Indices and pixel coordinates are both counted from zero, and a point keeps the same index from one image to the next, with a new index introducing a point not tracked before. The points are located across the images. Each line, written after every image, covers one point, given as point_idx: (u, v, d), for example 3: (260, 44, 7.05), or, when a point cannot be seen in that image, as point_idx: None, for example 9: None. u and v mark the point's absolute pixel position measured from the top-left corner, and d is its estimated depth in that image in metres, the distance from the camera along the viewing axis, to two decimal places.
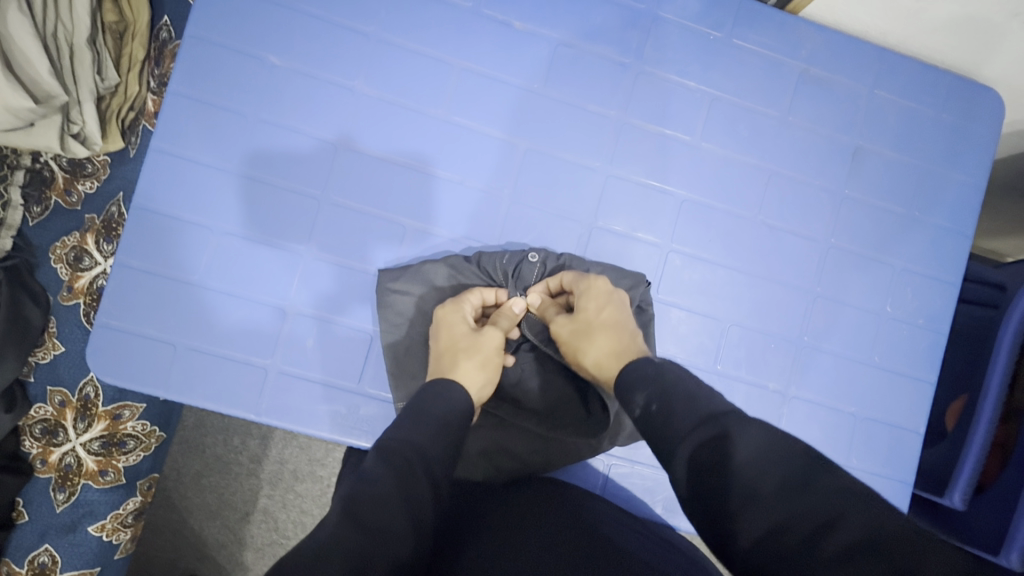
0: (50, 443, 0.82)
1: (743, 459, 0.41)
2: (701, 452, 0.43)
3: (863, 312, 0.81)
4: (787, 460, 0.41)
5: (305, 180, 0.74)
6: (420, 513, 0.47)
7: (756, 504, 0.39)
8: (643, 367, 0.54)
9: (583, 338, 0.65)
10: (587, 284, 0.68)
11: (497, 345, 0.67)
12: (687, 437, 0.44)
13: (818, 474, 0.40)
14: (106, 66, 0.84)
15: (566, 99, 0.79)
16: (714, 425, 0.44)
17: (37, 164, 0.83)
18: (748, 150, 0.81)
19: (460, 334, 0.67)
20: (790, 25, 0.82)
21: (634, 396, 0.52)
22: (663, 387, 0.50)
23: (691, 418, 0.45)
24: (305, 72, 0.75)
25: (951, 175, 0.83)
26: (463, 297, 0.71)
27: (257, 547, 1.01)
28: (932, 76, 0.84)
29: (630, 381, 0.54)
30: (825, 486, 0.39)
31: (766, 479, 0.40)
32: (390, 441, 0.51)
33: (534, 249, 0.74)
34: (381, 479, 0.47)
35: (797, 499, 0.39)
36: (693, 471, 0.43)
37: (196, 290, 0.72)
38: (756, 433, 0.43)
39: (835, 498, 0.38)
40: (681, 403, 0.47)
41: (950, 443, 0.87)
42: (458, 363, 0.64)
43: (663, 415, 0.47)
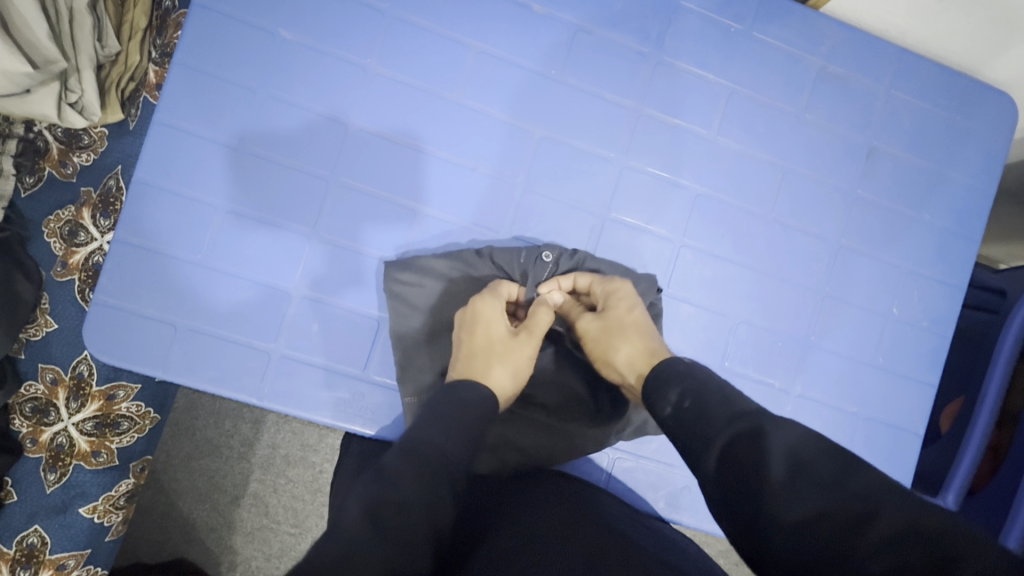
0: (40, 422, 0.79)
1: (781, 453, 0.43)
2: (737, 446, 0.45)
3: (869, 312, 0.81)
4: (823, 455, 0.43)
5: (315, 159, 0.72)
6: (440, 517, 0.47)
7: (795, 490, 0.41)
8: (673, 366, 0.56)
9: (615, 335, 0.65)
10: (615, 287, 0.69)
11: (530, 354, 0.66)
12: (723, 431, 0.46)
13: (854, 467, 0.42)
14: (107, 34, 0.81)
15: (583, 88, 0.77)
16: (750, 420, 0.46)
17: (30, 134, 0.81)
18: (764, 146, 0.80)
19: (497, 335, 0.66)
20: (811, 20, 0.81)
21: (667, 393, 0.54)
22: (696, 385, 0.52)
23: (726, 415, 0.47)
24: (317, 48, 0.73)
25: (962, 179, 0.84)
26: (498, 289, 0.70)
27: (247, 531, 1.00)
28: (949, 79, 0.84)
29: (661, 374, 0.56)
30: (861, 480, 0.41)
31: (805, 467, 0.42)
32: (415, 444, 0.50)
33: (547, 247, 0.74)
34: (403, 483, 0.46)
35: (835, 490, 0.41)
36: (726, 464, 0.45)
37: (198, 269, 0.70)
38: (790, 428, 0.45)
39: (873, 490, 0.40)
40: (716, 401, 0.49)
41: (945, 444, 0.88)
42: (494, 368, 0.63)
43: (697, 411, 0.49)
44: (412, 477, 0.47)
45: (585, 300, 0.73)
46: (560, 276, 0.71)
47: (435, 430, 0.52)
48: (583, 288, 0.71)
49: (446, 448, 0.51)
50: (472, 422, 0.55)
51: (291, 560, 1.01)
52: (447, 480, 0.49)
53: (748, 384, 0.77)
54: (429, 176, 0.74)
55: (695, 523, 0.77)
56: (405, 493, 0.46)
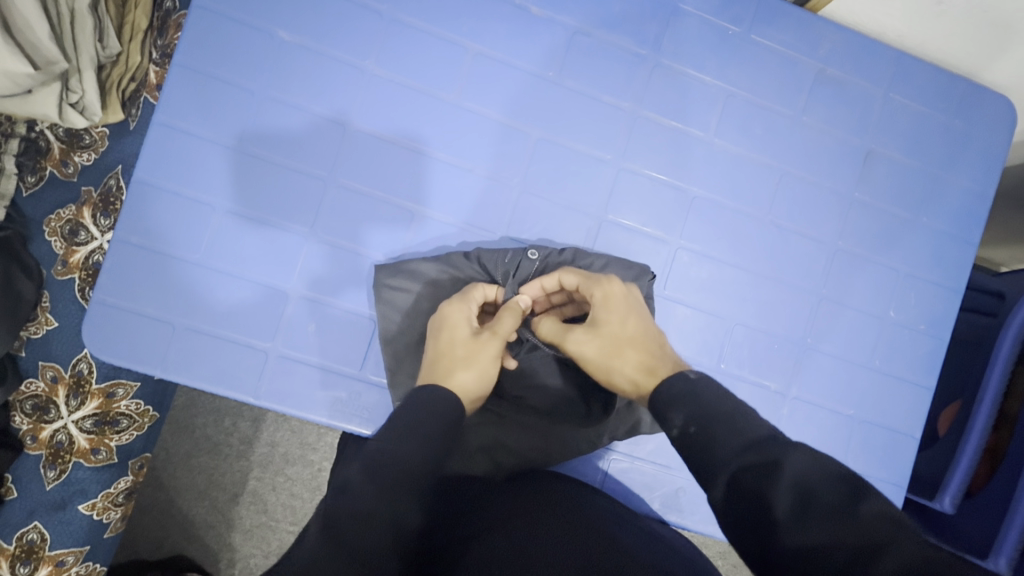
0: (41, 420, 0.80)
1: (788, 485, 0.43)
2: (745, 477, 0.44)
3: (866, 315, 0.81)
4: (832, 485, 0.43)
5: (313, 160, 0.73)
6: (403, 529, 0.46)
7: (803, 521, 0.41)
8: (676, 384, 0.55)
9: (613, 355, 0.62)
10: (604, 293, 0.65)
11: (494, 355, 0.64)
12: (731, 461, 0.46)
13: (864, 495, 0.42)
14: (108, 34, 0.82)
15: (581, 90, 0.78)
16: (760, 451, 0.45)
17: (31, 134, 0.82)
18: (761, 149, 0.80)
19: (459, 340, 0.64)
20: (808, 23, 0.82)
21: (672, 415, 0.52)
22: (701, 408, 0.50)
23: (735, 444, 0.47)
24: (316, 49, 0.73)
25: (960, 182, 0.84)
26: (470, 292, 0.68)
27: (245, 529, 1.00)
28: (947, 81, 0.84)
29: (664, 399, 0.54)
30: (872, 509, 0.41)
31: (815, 498, 0.42)
32: (376, 456, 0.49)
33: (534, 247, 0.73)
34: (363, 493, 0.46)
35: (845, 520, 0.40)
36: (734, 494, 0.45)
37: (196, 269, 0.70)
38: (801, 458, 0.45)
39: (881, 523, 0.40)
40: (722, 428, 0.48)
41: (943, 448, 0.88)
42: (453, 372, 0.61)
43: (704, 437, 0.48)
44: (369, 491, 0.46)
45: (576, 296, 0.70)
46: (542, 277, 0.69)
47: (397, 441, 0.50)
48: (570, 286, 0.68)
49: (407, 460, 0.49)
50: (440, 434, 0.53)
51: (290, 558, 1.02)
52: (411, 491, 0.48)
53: (744, 387, 0.77)
54: (427, 177, 0.75)
55: (690, 524, 0.77)
56: (365, 506, 0.45)
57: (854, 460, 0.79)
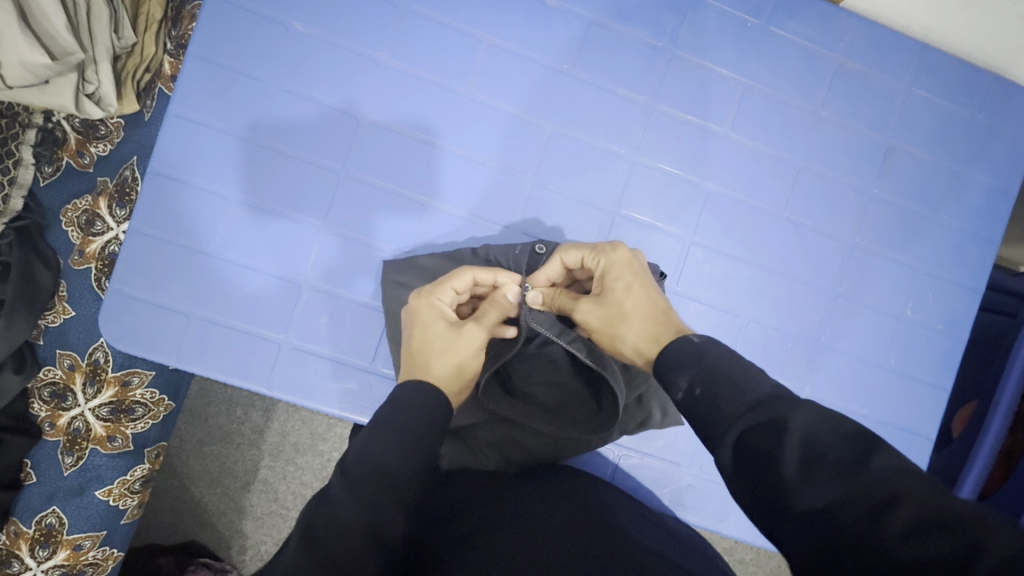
0: (58, 407, 0.82)
1: (794, 443, 0.40)
2: (751, 438, 0.42)
3: (881, 314, 0.80)
4: (840, 437, 0.40)
5: (324, 151, 0.73)
6: (385, 538, 0.46)
7: (811, 480, 0.38)
8: (682, 347, 0.52)
9: (618, 323, 0.60)
10: (608, 263, 0.63)
11: (477, 345, 0.61)
12: (735, 422, 0.43)
13: (875, 449, 0.38)
14: (123, 25, 0.82)
15: (595, 82, 0.77)
16: (767, 409, 0.42)
17: (48, 124, 0.83)
18: (778, 144, 0.79)
19: (436, 335, 0.60)
20: (830, 15, 0.80)
21: (677, 378, 0.50)
22: (707, 369, 0.48)
23: (740, 404, 0.44)
24: (330, 41, 0.73)
25: (981, 179, 0.82)
26: (442, 286, 0.64)
27: (257, 516, 1.02)
28: (971, 76, 0.82)
29: (669, 360, 0.52)
30: (882, 464, 0.37)
31: (823, 455, 0.39)
32: (355, 462, 0.48)
33: (541, 240, 0.73)
34: (343, 504, 0.46)
35: (854, 476, 0.37)
36: (740, 456, 0.42)
37: (209, 260, 0.71)
38: (809, 413, 0.42)
39: (890, 473, 0.37)
40: (728, 389, 0.45)
41: (958, 449, 0.87)
42: (429, 364, 0.58)
43: (709, 399, 0.46)
44: (345, 494, 0.46)
45: (581, 275, 0.69)
46: (545, 265, 0.68)
47: (378, 444, 0.49)
48: (574, 265, 0.67)
49: (385, 463, 0.48)
50: (424, 437, 0.51)
51: None
52: (392, 501, 0.47)
53: None
54: (440, 170, 0.74)
55: (700, 520, 0.77)
56: (346, 517, 0.45)
57: None
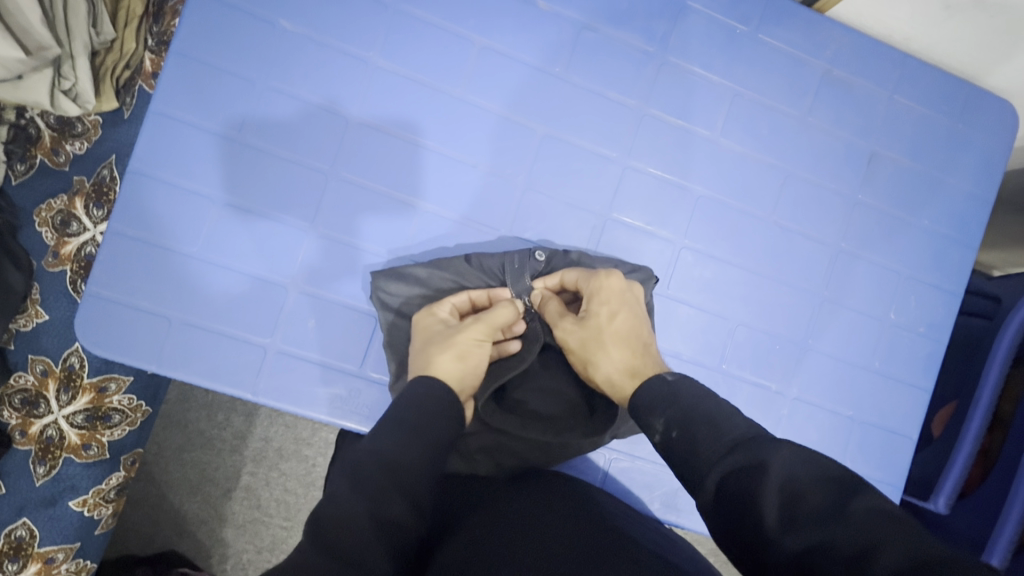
0: (30, 414, 0.78)
1: (776, 485, 0.42)
2: (733, 480, 0.44)
3: (865, 317, 0.81)
4: (821, 481, 0.42)
5: (313, 152, 0.71)
6: (390, 523, 0.47)
7: (791, 526, 0.40)
8: (655, 389, 0.55)
9: (593, 349, 0.65)
10: (598, 286, 0.67)
11: (477, 335, 0.64)
12: (716, 464, 0.46)
13: (853, 492, 0.41)
14: (102, 20, 0.79)
15: (587, 86, 0.77)
16: (743, 452, 0.45)
17: (21, 121, 0.79)
18: (767, 149, 0.80)
19: (439, 332, 0.65)
20: (816, 23, 0.81)
21: (654, 421, 0.53)
22: (681, 412, 0.51)
23: (718, 447, 0.46)
24: (318, 39, 0.71)
25: (959, 185, 0.84)
26: (436, 308, 0.68)
27: (239, 524, 0.99)
28: (951, 84, 0.84)
29: (645, 403, 0.55)
30: (861, 506, 0.40)
31: (803, 500, 0.42)
32: (360, 457, 0.50)
33: (540, 247, 0.73)
34: (344, 495, 0.47)
35: (836, 522, 0.39)
36: (721, 497, 0.44)
37: (192, 262, 0.69)
38: (786, 454, 0.44)
39: (871, 517, 0.39)
40: (703, 431, 0.48)
41: (938, 449, 0.89)
42: (431, 359, 0.61)
43: (687, 440, 0.48)
44: (349, 487, 0.47)
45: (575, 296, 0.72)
46: (547, 276, 0.71)
47: (381, 438, 0.51)
48: (570, 285, 0.70)
49: (389, 456, 0.50)
50: (430, 431, 0.53)
51: (283, 554, 1.01)
52: (398, 491, 0.49)
53: (744, 387, 0.78)
54: (430, 171, 0.74)
55: (688, 523, 0.77)
56: (349, 510, 0.46)
57: (851, 460, 0.80)
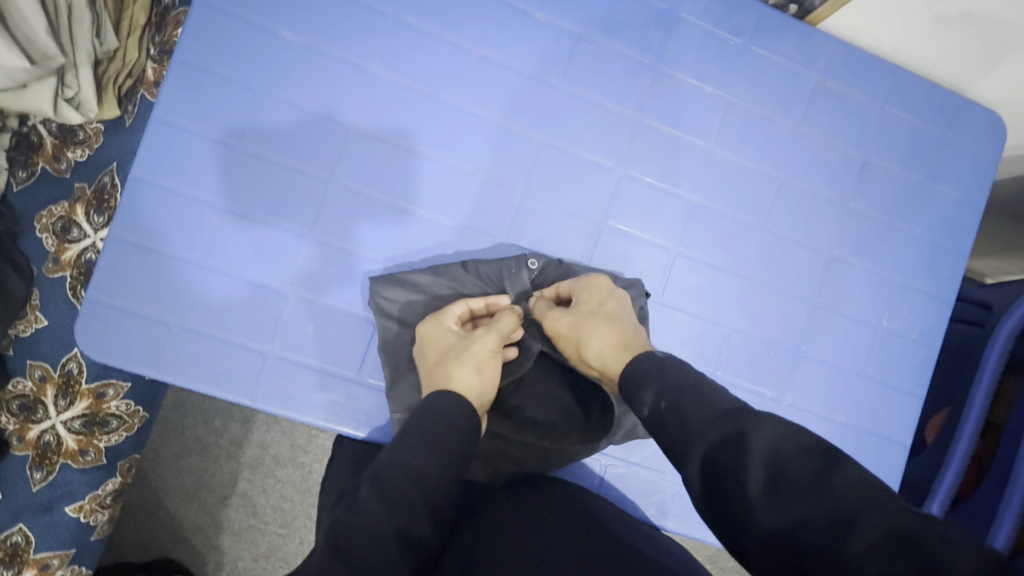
0: (27, 420, 0.78)
1: (761, 456, 0.43)
2: (718, 451, 0.45)
3: (858, 324, 0.82)
4: (807, 450, 0.43)
5: (313, 160, 0.72)
6: (414, 537, 0.48)
7: (775, 500, 0.41)
8: (644, 364, 0.56)
9: (585, 330, 0.65)
10: (590, 280, 0.69)
11: (490, 346, 0.65)
12: (702, 436, 0.46)
13: (838, 464, 0.41)
14: (106, 30, 0.81)
15: (583, 95, 0.78)
16: (729, 422, 0.46)
17: (23, 129, 0.80)
18: (760, 158, 0.81)
19: (451, 344, 0.65)
20: (808, 36, 0.83)
21: (643, 394, 0.54)
22: (672, 385, 0.51)
23: (705, 418, 0.47)
24: (320, 50, 0.73)
25: (950, 194, 0.85)
26: (443, 315, 0.69)
27: (234, 531, 0.99)
28: (941, 95, 0.86)
29: (634, 378, 0.56)
30: (845, 478, 0.40)
31: (787, 469, 0.42)
32: (384, 469, 0.51)
33: (532, 254, 0.74)
34: (370, 507, 0.48)
35: (818, 494, 0.40)
36: (707, 466, 0.45)
37: (192, 268, 0.69)
38: (773, 427, 0.44)
39: (853, 491, 0.39)
40: (692, 403, 0.49)
41: (931, 456, 0.90)
42: (451, 373, 0.62)
43: (675, 412, 0.49)
44: (376, 499, 0.48)
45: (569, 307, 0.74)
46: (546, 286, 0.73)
47: (405, 451, 0.52)
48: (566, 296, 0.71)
49: (414, 468, 0.51)
50: (452, 442, 0.54)
51: (279, 561, 1.00)
52: (421, 504, 0.49)
53: (739, 394, 0.78)
54: (428, 179, 0.74)
55: (684, 529, 0.78)
56: (374, 523, 0.47)
57: None
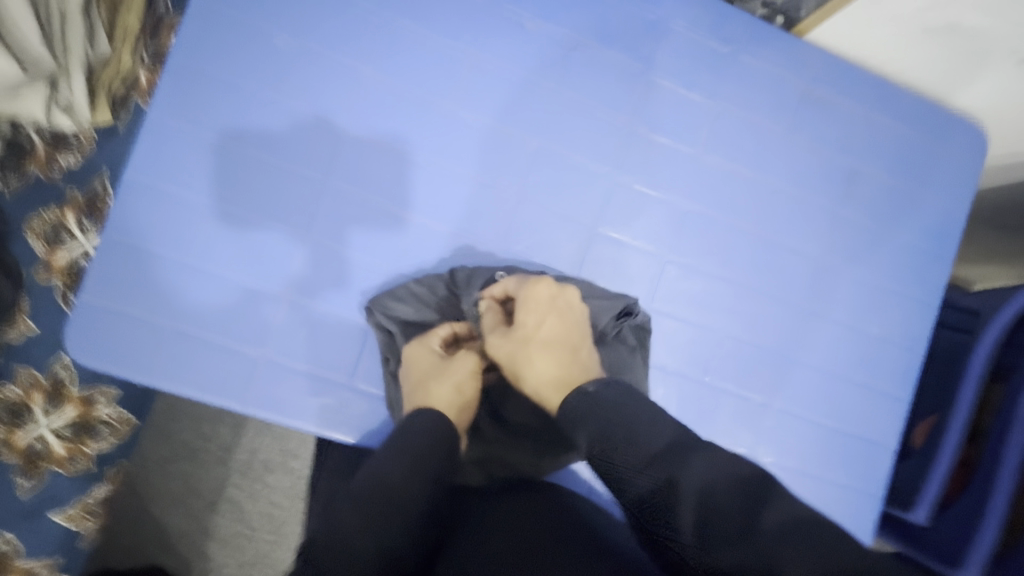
0: (16, 426, 0.74)
1: (690, 500, 0.43)
2: (652, 496, 0.45)
3: (845, 329, 0.83)
4: (736, 490, 0.43)
5: (306, 166, 0.73)
6: (395, 554, 0.48)
7: (705, 545, 0.41)
8: (576, 403, 0.56)
9: (521, 358, 0.66)
10: (527, 294, 0.68)
11: (469, 368, 0.68)
12: (634, 480, 0.47)
13: (765, 506, 0.42)
14: (99, 38, 0.80)
15: (575, 103, 0.79)
16: (659, 468, 0.46)
17: (13, 131, 0.76)
18: (748, 165, 0.82)
19: (431, 365, 0.67)
20: (796, 46, 0.84)
21: (578, 436, 0.54)
22: (602, 426, 0.52)
23: (636, 462, 0.48)
24: (314, 57, 0.73)
25: (935, 203, 0.87)
26: (429, 337, 0.71)
27: (222, 537, 0.98)
28: (926, 104, 0.87)
29: (569, 416, 0.56)
30: (772, 521, 0.41)
31: (715, 510, 0.42)
32: (362, 481, 0.52)
33: (507, 268, 0.74)
34: (347, 520, 0.48)
35: (743, 539, 0.40)
36: (645, 513, 0.46)
37: (185, 272, 0.69)
38: (698, 468, 0.45)
39: (777, 533, 0.40)
40: (621, 443, 0.49)
41: (918, 461, 0.91)
42: (431, 390, 0.64)
43: (607, 452, 0.50)
44: (354, 514, 0.49)
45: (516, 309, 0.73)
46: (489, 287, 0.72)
47: (385, 462, 0.53)
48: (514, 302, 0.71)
49: (391, 482, 0.52)
50: (431, 455, 0.55)
51: (267, 569, 0.99)
52: (399, 518, 0.50)
53: (728, 399, 0.79)
54: (421, 185, 0.75)
55: None
56: (352, 538, 0.47)
57: (834, 470, 0.81)
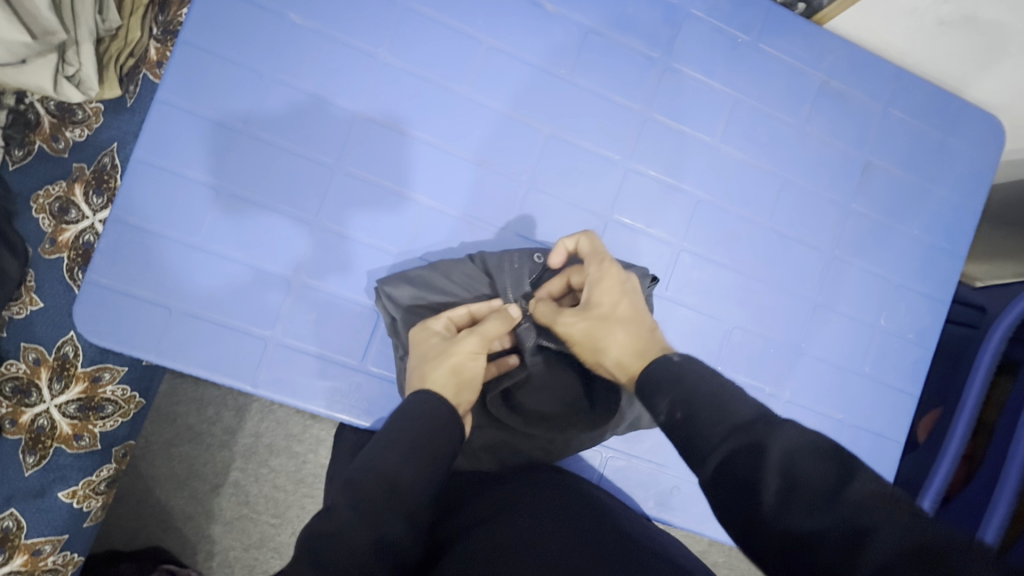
0: (21, 403, 0.76)
1: (776, 467, 0.40)
2: (735, 461, 0.42)
3: (856, 322, 0.83)
4: (823, 459, 0.40)
5: (319, 146, 0.71)
6: (390, 542, 0.48)
7: (787, 511, 0.39)
8: (660, 370, 0.51)
9: (600, 334, 0.59)
10: (600, 275, 0.63)
11: (471, 350, 0.62)
12: (718, 446, 0.43)
13: (855, 475, 0.39)
14: (109, 7, 0.78)
15: (592, 89, 0.78)
16: (745, 434, 0.42)
17: (20, 106, 0.79)
18: (764, 156, 0.82)
19: (434, 350, 0.62)
20: (815, 35, 0.83)
21: (657, 401, 0.49)
22: (687, 391, 0.47)
23: (719, 429, 0.44)
24: (328, 34, 0.72)
25: (949, 197, 0.86)
26: (430, 321, 0.65)
27: (226, 520, 0.98)
28: (942, 97, 0.87)
29: (650, 381, 0.51)
30: (861, 491, 0.38)
31: (801, 479, 0.40)
32: (359, 474, 0.50)
33: (540, 250, 0.73)
34: (341, 514, 0.48)
35: (832, 507, 0.38)
36: (721, 477, 0.42)
37: (194, 252, 0.68)
38: (788, 435, 0.42)
39: (869, 503, 0.38)
40: (706, 411, 0.45)
41: (923, 454, 0.91)
42: (426, 374, 0.60)
43: (688, 421, 0.45)
44: (347, 508, 0.48)
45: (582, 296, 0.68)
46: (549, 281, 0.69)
47: (379, 453, 0.51)
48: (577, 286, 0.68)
49: (388, 472, 0.50)
50: (426, 444, 0.53)
51: (272, 552, 1.00)
52: (394, 510, 0.49)
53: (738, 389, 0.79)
54: (433, 167, 0.74)
55: (683, 522, 0.78)
56: (347, 532, 0.47)
57: None
